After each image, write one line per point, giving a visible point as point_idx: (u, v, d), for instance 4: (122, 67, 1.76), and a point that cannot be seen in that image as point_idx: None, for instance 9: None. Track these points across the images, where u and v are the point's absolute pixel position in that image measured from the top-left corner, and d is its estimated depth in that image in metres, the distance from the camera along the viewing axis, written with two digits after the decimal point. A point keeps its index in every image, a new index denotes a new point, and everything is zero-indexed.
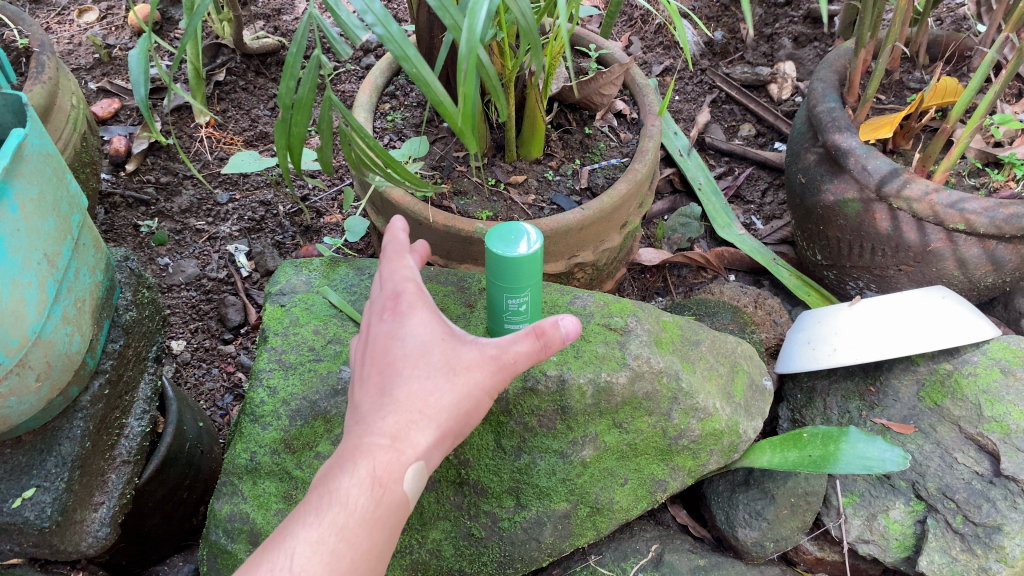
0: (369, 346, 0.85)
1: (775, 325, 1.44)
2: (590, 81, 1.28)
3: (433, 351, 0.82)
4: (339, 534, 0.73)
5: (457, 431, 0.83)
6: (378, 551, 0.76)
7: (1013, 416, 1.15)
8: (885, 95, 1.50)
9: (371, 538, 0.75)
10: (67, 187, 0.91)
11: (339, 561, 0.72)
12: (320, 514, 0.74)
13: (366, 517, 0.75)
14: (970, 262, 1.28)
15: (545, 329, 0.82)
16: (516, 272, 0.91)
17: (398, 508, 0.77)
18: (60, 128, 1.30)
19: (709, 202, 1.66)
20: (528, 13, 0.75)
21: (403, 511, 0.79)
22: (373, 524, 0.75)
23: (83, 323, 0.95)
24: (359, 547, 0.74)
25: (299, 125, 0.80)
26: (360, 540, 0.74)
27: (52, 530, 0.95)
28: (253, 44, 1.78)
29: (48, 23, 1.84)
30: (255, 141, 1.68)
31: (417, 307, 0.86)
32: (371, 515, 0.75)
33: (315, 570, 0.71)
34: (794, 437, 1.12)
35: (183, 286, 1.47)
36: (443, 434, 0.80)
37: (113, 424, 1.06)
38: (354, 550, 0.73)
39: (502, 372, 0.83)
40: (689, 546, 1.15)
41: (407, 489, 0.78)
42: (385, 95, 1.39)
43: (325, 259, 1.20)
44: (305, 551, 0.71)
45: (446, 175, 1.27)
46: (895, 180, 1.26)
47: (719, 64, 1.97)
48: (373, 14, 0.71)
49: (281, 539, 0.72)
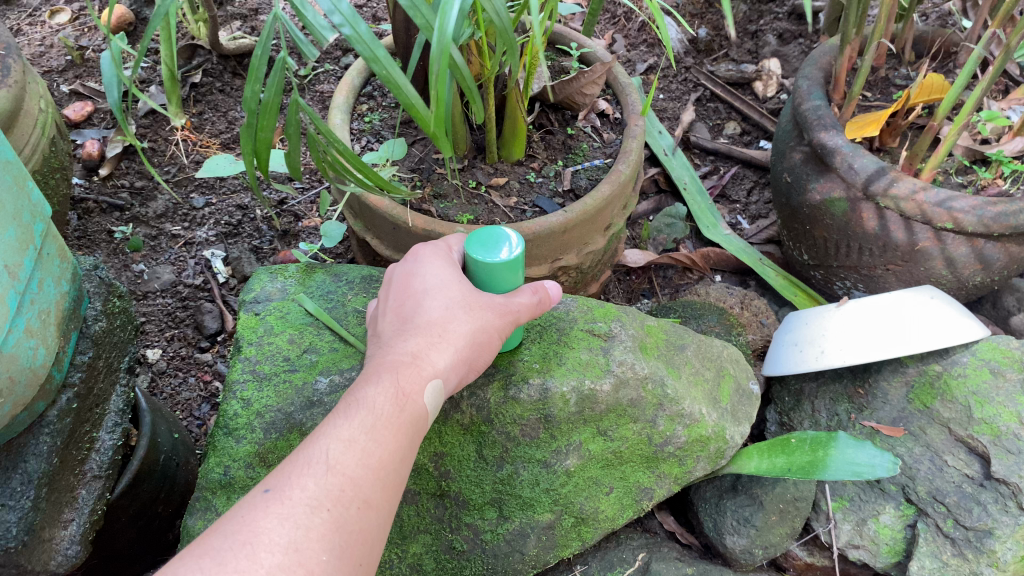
0: (391, 287, 0.91)
1: (762, 327, 1.42)
2: (572, 81, 1.26)
3: (452, 286, 0.87)
4: (369, 434, 0.74)
5: (473, 364, 0.85)
6: (403, 457, 0.76)
7: (1004, 417, 1.14)
8: (872, 93, 1.47)
9: (397, 440, 0.76)
10: (28, 195, 0.88)
11: (371, 456, 0.73)
12: (351, 416, 0.75)
13: (393, 421, 0.76)
14: (959, 261, 1.26)
15: (544, 292, 0.92)
16: (491, 277, 0.88)
17: (420, 420, 0.79)
18: (27, 133, 1.26)
19: (694, 202, 1.64)
20: (502, 12, 0.73)
21: (423, 427, 0.80)
22: (399, 427, 0.76)
23: (49, 335, 0.92)
24: (387, 448, 0.75)
25: (266, 130, 0.77)
26: (387, 440, 0.75)
27: (19, 550, 0.92)
28: (230, 45, 1.74)
29: (19, 25, 1.80)
30: (232, 143, 1.65)
31: (440, 254, 0.91)
32: (396, 419, 0.76)
33: (348, 462, 0.72)
34: (781, 443, 1.09)
35: (159, 293, 1.43)
36: (460, 360, 0.83)
37: (82, 439, 1.03)
38: (383, 449, 0.74)
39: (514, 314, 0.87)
40: (676, 555, 1.13)
41: (427, 403, 0.80)
42: (362, 96, 1.36)
43: (301, 265, 1.17)
44: (339, 446, 0.73)
45: (425, 178, 1.24)
46: (882, 179, 1.24)
47: (704, 61, 1.95)
48: (339, 14, 0.69)
49: (315, 440, 0.74)
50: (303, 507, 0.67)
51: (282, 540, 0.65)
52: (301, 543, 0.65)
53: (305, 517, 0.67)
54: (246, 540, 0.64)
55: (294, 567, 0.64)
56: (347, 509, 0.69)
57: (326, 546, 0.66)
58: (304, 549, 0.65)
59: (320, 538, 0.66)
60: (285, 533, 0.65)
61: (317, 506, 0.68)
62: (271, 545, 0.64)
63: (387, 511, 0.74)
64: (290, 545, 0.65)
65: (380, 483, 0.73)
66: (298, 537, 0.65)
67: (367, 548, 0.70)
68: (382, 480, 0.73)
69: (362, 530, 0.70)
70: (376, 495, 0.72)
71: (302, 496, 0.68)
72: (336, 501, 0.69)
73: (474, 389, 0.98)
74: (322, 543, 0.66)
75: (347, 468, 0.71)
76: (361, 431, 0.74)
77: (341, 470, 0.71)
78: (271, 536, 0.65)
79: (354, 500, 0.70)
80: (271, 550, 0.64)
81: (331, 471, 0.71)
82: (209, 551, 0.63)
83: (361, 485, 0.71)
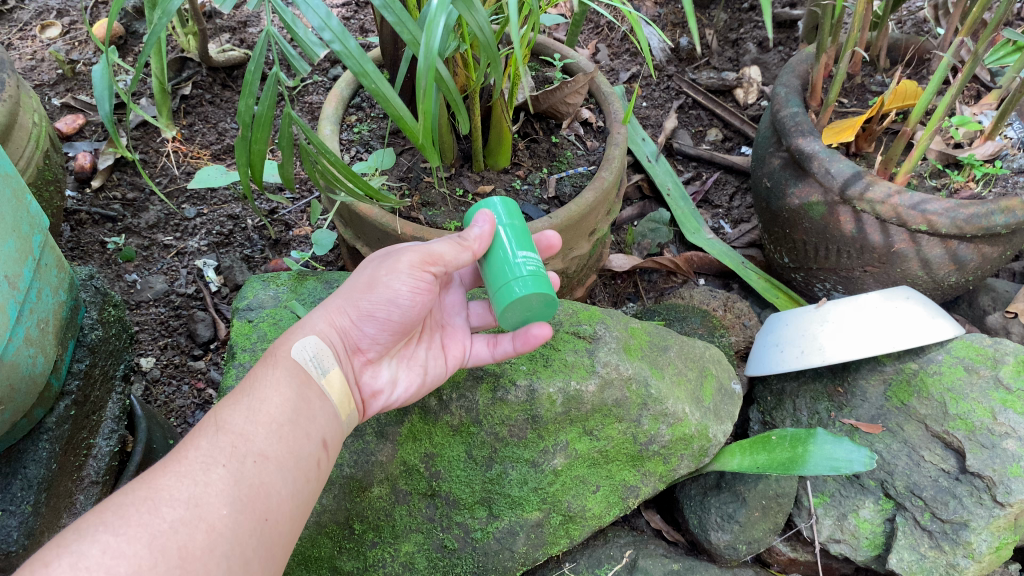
0: None
1: (744, 328, 1.45)
2: (556, 90, 1.29)
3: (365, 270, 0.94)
4: (254, 395, 0.81)
5: (363, 313, 0.88)
6: (298, 409, 0.82)
7: (978, 413, 1.17)
8: (848, 99, 1.51)
9: (282, 396, 0.82)
10: (27, 208, 0.91)
11: (258, 411, 0.79)
12: (238, 388, 0.82)
13: (273, 380, 0.83)
14: (934, 262, 1.30)
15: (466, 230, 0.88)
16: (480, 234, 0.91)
17: (300, 372, 0.84)
18: (21, 146, 1.29)
19: (677, 207, 1.67)
20: (485, 27, 0.75)
21: (313, 382, 0.85)
22: (279, 385, 0.82)
23: (47, 344, 0.94)
24: (273, 402, 0.80)
25: (261, 142, 0.80)
26: (271, 397, 0.81)
27: (19, 554, 0.94)
28: (219, 57, 1.78)
29: (10, 40, 1.82)
30: (223, 154, 1.67)
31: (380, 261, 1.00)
32: (273, 378, 0.83)
33: (236, 421, 0.78)
34: (763, 440, 1.13)
35: (152, 302, 1.45)
36: (335, 310, 0.89)
37: (80, 445, 1.06)
38: (268, 405, 0.80)
39: (415, 250, 0.87)
40: (663, 551, 1.16)
41: (309, 353, 0.85)
42: (351, 107, 1.39)
43: (293, 273, 1.20)
44: (228, 409, 0.79)
45: (414, 186, 1.27)
46: (858, 183, 1.28)
47: (685, 69, 1.99)
48: (329, 31, 0.71)
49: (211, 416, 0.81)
50: (199, 464, 0.72)
51: (183, 496, 0.69)
52: (201, 498, 0.70)
53: (202, 473, 0.72)
54: (148, 496, 0.69)
55: (195, 521, 0.68)
56: (243, 463, 0.74)
57: (227, 500, 0.71)
58: (204, 503, 0.70)
59: (219, 493, 0.71)
60: (185, 489, 0.70)
61: (212, 462, 0.73)
62: (172, 500, 0.69)
63: (293, 464, 0.78)
64: (191, 500, 0.69)
65: (274, 437, 0.78)
66: (197, 492, 0.70)
67: (272, 499, 0.75)
68: (275, 433, 0.78)
69: (263, 484, 0.75)
70: (273, 448, 0.77)
71: (197, 454, 0.73)
72: (230, 456, 0.74)
73: (463, 391, 1.02)
74: (222, 498, 0.71)
75: (235, 426, 0.77)
76: (243, 395, 0.81)
77: (231, 429, 0.77)
78: (171, 492, 0.69)
79: (248, 454, 0.75)
80: (173, 505, 0.68)
81: (221, 430, 0.76)
82: (112, 507, 0.67)
83: (253, 439, 0.77)
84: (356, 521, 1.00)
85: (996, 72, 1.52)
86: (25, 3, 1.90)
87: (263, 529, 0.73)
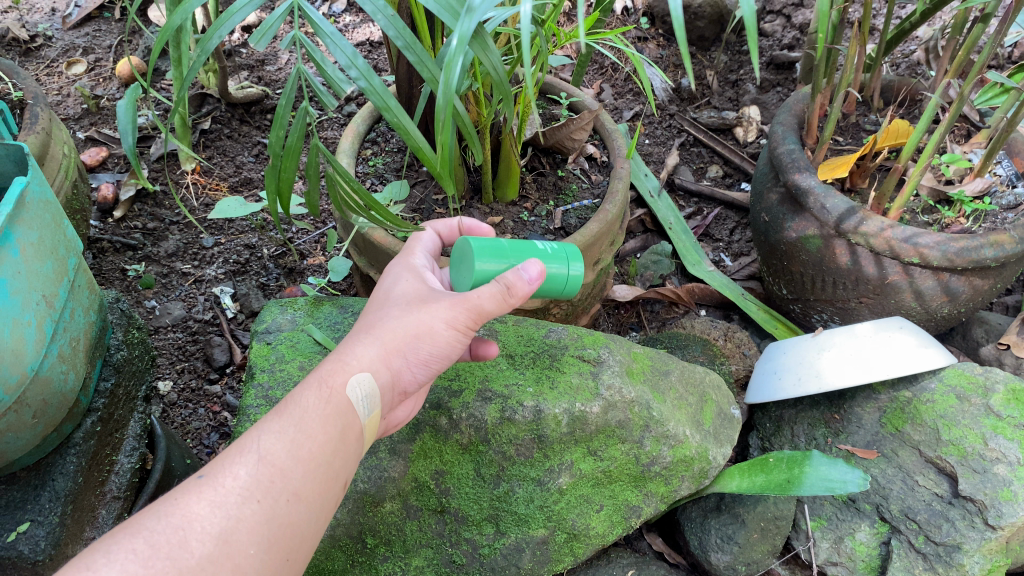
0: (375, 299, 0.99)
1: (744, 357, 1.50)
2: (562, 127, 1.35)
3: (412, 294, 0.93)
4: (299, 427, 0.81)
5: (418, 360, 0.89)
6: (335, 449, 0.83)
7: (970, 439, 1.20)
8: (843, 137, 1.58)
9: (326, 432, 0.82)
10: (64, 232, 0.96)
11: (301, 447, 0.80)
12: (282, 412, 0.82)
13: (319, 414, 0.83)
14: (927, 294, 1.35)
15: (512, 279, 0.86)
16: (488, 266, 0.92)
17: (349, 414, 0.85)
18: (52, 176, 1.35)
19: (679, 240, 1.73)
20: (499, 66, 0.80)
21: (355, 422, 0.85)
22: (325, 422, 0.83)
23: (77, 361, 0.98)
24: (316, 439, 0.81)
25: (288, 170, 0.86)
26: (315, 433, 0.81)
27: (45, 564, 0.99)
28: (238, 93, 1.84)
29: (37, 75, 1.89)
30: (240, 186, 1.74)
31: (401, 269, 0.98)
32: (322, 413, 0.83)
33: (278, 453, 0.78)
34: (760, 462, 1.16)
35: (170, 328, 1.50)
36: (393, 352, 0.88)
37: (103, 462, 1.10)
38: (312, 441, 0.81)
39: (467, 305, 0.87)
40: (664, 572, 1.18)
41: (356, 394, 0.86)
42: (366, 141, 1.45)
43: (309, 298, 1.26)
44: (271, 437, 0.79)
45: (426, 217, 1.33)
46: (853, 217, 1.33)
47: (687, 108, 2.06)
48: (356, 69, 0.78)
49: (251, 433, 0.81)
50: (234, 496, 0.74)
51: (214, 530, 0.71)
52: (231, 535, 0.72)
53: (236, 507, 0.74)
54: (179, 526, 0.71)
55: (223, 559, 0.70)
56: (276, 501, 0.76)
57: (256, 539, 0.73)
58: (233, 540, 0.72)
59: (249, 530, 0.73)
60: (217, 522, 0.72)
61: (248, 496, 0.75)
62: (202, 534, 0.71)
63: (319, 503, 0.80)
64: (221, 535, 0.72)
65: (311, 475, 0.80)
66: (229, 528, 0.72)
67: (296, 539, 0.77)
68: (312, 472, 0.80)
69: (292, 522, 0.77)
70: (306, 488, 0.79)
71: (234, 486, 0.75)
72: (266, 493, 0.76)
73: (472, 410, 1.07)
74: (251, 537, 0.73)
75: (276, 459, 0.78)
76: (288, 424, 0.81)
77: (271, 462, 0.78)
78: (203, 524, 0.71)
79: (284, 492, 0.77)
80: (203, 540, 0.71)
81: (263, 461, 0.77)
82: (143, 531, 0.70)
83: (291, 477, 0.78)
84: (368, 535, 1.03)
85: (984, 112, 1.58)
86: (52, 41, 1.98)
87: (282, 568, 0.76)
